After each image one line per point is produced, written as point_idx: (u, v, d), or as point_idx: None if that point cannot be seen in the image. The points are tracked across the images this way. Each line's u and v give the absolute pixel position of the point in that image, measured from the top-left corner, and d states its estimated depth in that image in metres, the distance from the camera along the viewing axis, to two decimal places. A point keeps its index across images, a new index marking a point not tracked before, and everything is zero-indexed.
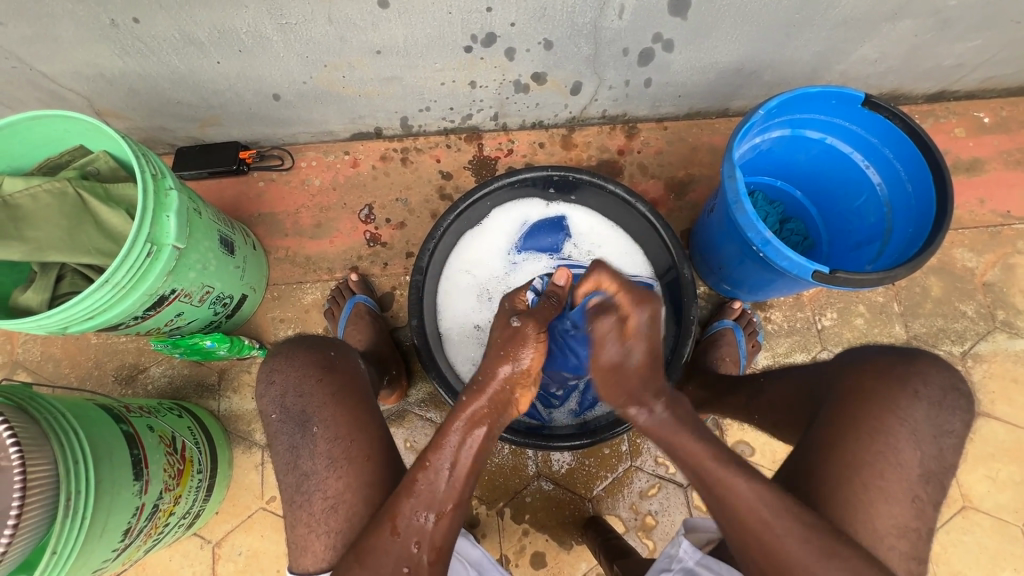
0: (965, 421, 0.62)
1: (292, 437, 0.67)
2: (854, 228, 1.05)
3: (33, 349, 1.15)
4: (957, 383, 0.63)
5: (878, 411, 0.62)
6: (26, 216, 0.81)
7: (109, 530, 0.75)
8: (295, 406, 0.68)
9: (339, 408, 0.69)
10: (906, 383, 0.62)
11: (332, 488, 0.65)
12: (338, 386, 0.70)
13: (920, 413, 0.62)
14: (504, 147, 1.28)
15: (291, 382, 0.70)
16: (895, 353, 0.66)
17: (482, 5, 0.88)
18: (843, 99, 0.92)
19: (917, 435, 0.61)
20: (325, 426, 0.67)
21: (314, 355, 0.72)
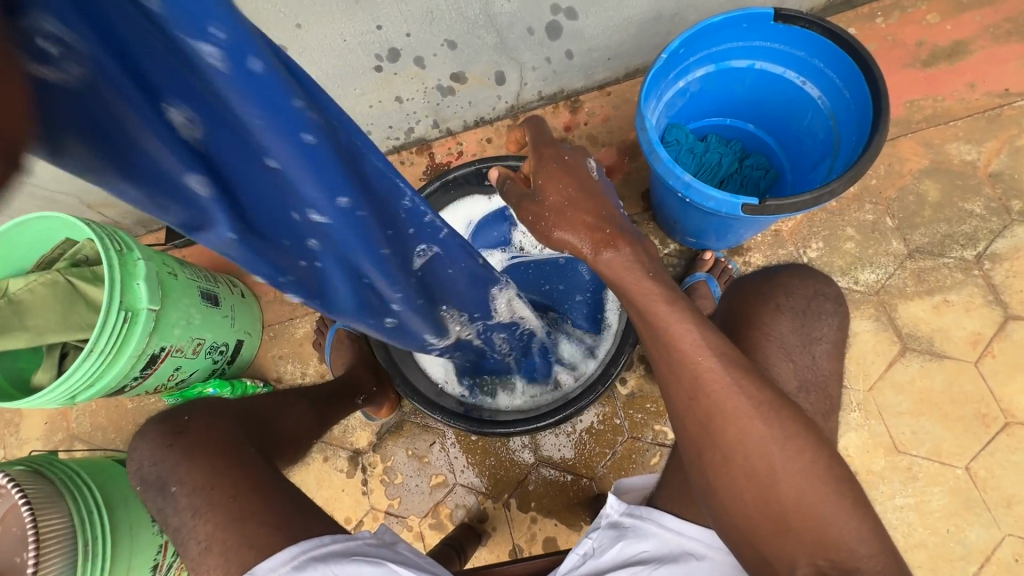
0: (835, 325, 0.70)
1: (156, 501, 0.72)
2: (811, 149, 0.99)
3: (84, 422, 1.31)
4: (820, 289, 0.72)
5: (750, 334, 0.68)
6: (27, 307, 0.93)
7: (135, 568, 0.85)
8: (152, 474, 0.73)
9: (191, 464, 0.71)
10: (770, 299, 0.70)
11: (203, 531, 0.68)
12: (187, 447, 0.73)
13: (786, 325, 0.68)
14: (454, 151, 1.30)
15: (145, 455, 0.74)
16: (762, 276, 0.74)
17: (371, 25, 0.92)
18: (752, 20, 0.87)
19: (788, 347, 0.67)
20: (182, 482, 0.70)
21: (162, 428, 0.75)
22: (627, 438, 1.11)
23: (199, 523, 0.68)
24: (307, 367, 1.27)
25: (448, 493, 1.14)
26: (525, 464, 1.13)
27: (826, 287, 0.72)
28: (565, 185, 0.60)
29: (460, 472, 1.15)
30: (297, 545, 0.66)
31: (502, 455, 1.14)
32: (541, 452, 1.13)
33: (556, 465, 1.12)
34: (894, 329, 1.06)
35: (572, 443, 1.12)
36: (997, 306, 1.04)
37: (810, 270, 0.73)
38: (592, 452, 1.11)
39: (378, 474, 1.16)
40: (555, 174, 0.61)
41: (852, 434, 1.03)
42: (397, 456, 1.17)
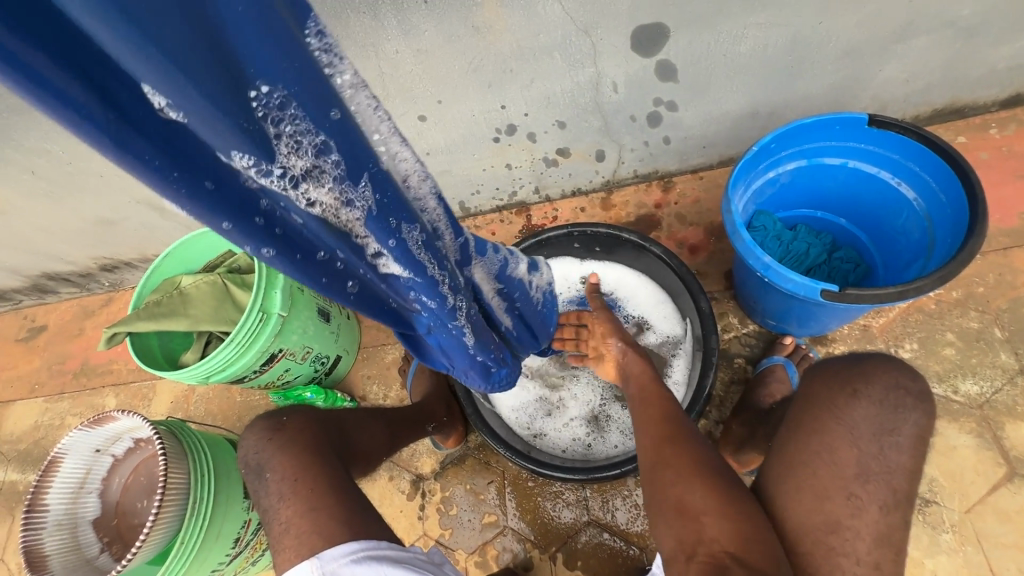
0: (917, 424, 0.66)
1: (254, 485, 0.78)
2: (904, 247, 0.99)
3: (200, 407, 1.52)
4: (904, 382, 0.68)
5: (821, 414, 0.69)
6: (191, 299, 1.15)
7: (222, 536, 0.97)
8: (255, 460, 0.79)
9: (285, 455, 0.77)
10: (845, 384, 0.69)
11: (284, 515, 0.72)
12: (286, 440, 0.79)
13: (860, 411, 0.67)
14: (549, 215, 1.44)
15: (251, 443, 0.81)
16: (846, 360, 0.74)
17: (497, 104, 1.09)
18: (846, 123, 0.92)
19: (856, 435, 0.66)
20: (274, 471, 0.76)
21: (267, 423, 0.83)
22: None
23: (283, 506, 0.73)
24: (390, 390, 1.39)
25: (497, 535, 1.17)
26: (577, 520, 1.14)
27: (911, 381, 0.69)
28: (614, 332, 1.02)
29: (512, 515, 1.17)
30: (358, 542, 0.67)
31: (555, 508, 1.16)
32: (595, 513, 1.13)
33: (610, 529, 1.11)
34: (1000, 450, 0.97)
35: (628, 509, 1.12)
36: None
37: (895, 362, 0.71)
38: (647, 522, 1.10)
39: (435, 502, 1.22)
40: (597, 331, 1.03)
41: (943, 558, 0.94)
42: (456, 488, 1.22)
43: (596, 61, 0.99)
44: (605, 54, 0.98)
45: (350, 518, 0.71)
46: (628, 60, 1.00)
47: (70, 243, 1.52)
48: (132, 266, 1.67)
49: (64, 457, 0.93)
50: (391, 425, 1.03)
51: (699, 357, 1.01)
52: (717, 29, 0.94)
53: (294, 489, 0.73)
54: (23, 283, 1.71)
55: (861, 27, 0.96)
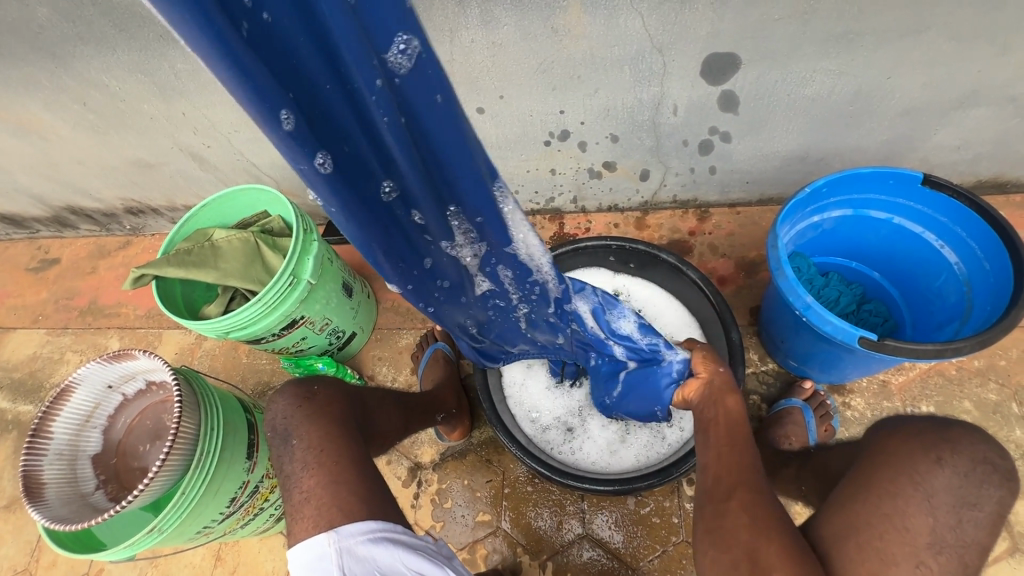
0: (1000, 503, 0.60)
1: (278, 448, 0.78)
2: (937, 309, 1.00)
3: (204, 362, 1.50)
4: (991, 458, 0.62)
5: (894, 475, 0.62)
6: (222, 253, 1.14)
7: (220, 493, 0.96)
8: (281, 425, 0.79)
9: (313, 425, 0.78)
10: (929, 449, 0.63)
11: (306, 484, 0.72)
12: (314, 410, 0.80)
13: (942, 481, 0.60)
14: (582, 226, 1.45)
15: (280, 409, 0.81)
16: (928, 423, 0.67)
17: (556, 109, 1.10)
18: (900, 179, 0.94)
19: (934, 503, 0.59)
20: (301, 438, 0.76)
21: (298, 390, 0.83)
22: (680, 539, 1.08)
23: (306, 475, 0.72)
24: (398, 374, 1.38)
25: (488, 534, 1.16)
26: (572, 532, 1.13)
27: (998, 458, 0.62)
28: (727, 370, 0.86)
29: (505, 518, 1.16)
30: (375, 521, 0.67)
31: (549, 515, 1.15)
32: (589, 528, 1.12)
33: (602, 546, 1.10)
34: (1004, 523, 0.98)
35: (624, 529, 1.11)
36: None
37: (984, 435, 0.64)
38: (641, 543, 1.09)
39: (430, 493, 1.21)
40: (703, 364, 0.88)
41: None
42: (453, 483, 1.21)
43: (662, 81, 1.00)
44: (673, 76, 0.99)
45: (370, 496, 0.71)
46: (693, 85, 1.01)
47: (102, 179, 1.51)
48: (157, 214, 1.66)
49: (76, 388, 0.93)
50: (406, 409, 1.03)
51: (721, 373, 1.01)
52: (787, 69, 0.96)
53: (319, 460, 0.73)
54: (45, 214, 1.70)
55: (927, 87, 0.97)
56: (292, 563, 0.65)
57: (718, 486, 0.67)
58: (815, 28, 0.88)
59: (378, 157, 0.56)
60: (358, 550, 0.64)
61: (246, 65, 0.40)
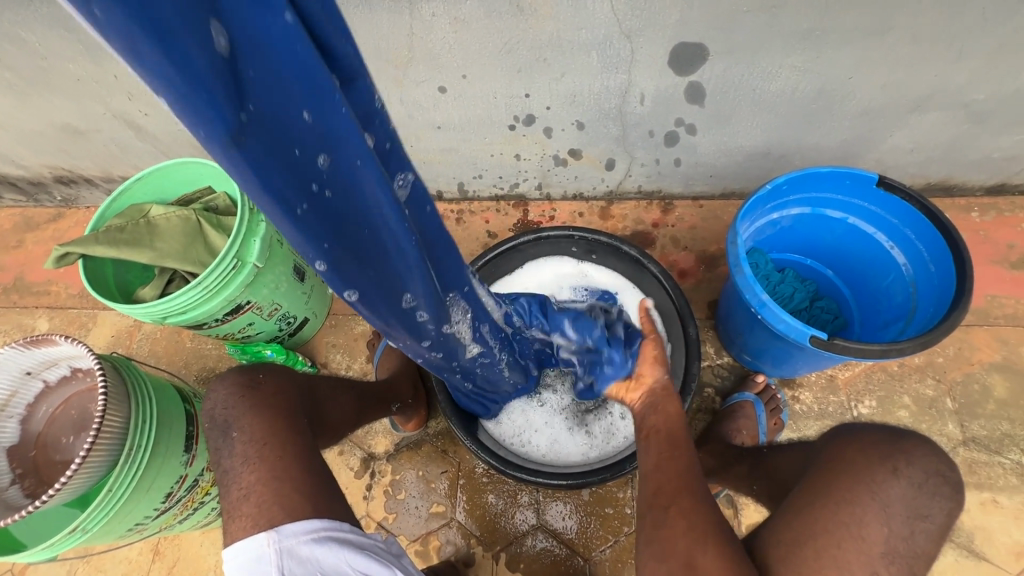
0: (946, 510, 0.62)
1: (216, 441, 0.73)
2: (884, 308, 1.03)
3: (143, 346, 1.42)
4: (944, 470, 0.64)
5: (852, 483, 0.63)
6: (159, 231, 1.06)
7: (153, 488, 0.90)
8: (221, 416, 0.74)
9: (257, 417, 0.73)
10: (887, 460, 0.64)
11: (245, 480, 0.67)
12: (257, 400, 0.74)
13: (898, 491, 0.62)
14: (546, 214, 1.42)
15: (220, 397, 0.76)
16: (885, 433, 0.69)
17: (521, 92, 1.06)
18: (856, 179, 0.94)
19: (889, 513, 0.61)
20: (242, 431, 0.71)
21: (239, 377, 0.77)
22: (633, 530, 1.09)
23: (246, 471, 0.68)
24: (353, 362, 1.34)
25: (442, 526, 1.14)
26: (527, 523, 1.12)
27: (949, 470, 0.64)
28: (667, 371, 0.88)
29: (460, 509, 1.15)
30: (321, 520, 0.64)
31: (505, 506, 1.14)
32: (544, 518, 1.12)
33: (556, 536, 1.11)
34: None
35: (578, 518, 1.11)
36: None
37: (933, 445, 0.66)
38: (594, 532, 1.10)
39: (383, 484, 1.18)
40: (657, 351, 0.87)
41: None
42: (407, 474, 1.19)
43: (630, 69, 0.98)
44: (641, 64, 0.96)
45: (314, 493, 0.67)
46: (661, 75, 0.99)
47: (26, 145, 1.38)
48: (92, 185, 1.54)
49: None
50: (360, 398, 0.99)
51: (676, 367, 1.02)
52: (753, 64, 0.95)
53: (261, 454, 0.69)
54: None
55: (886, 89, 0.98)
56: (228, 563, 0.61)
57: (661, 492, 0.68)
58: (783, 23, 0.86)
59: (360, 270, 0.52)
60: (301, 551, 0.61)
61: (266, 174, 0.37)
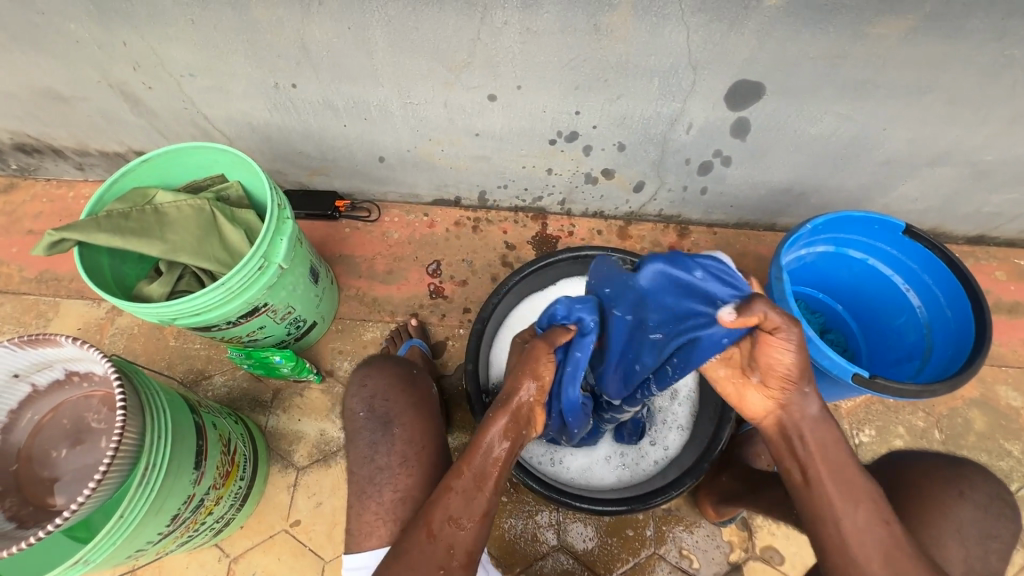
0: (1011, 530, 0.71)
1: (374, 434, 0.85)
2: (894, 346, 1.10)
3: (117, 343, 1.27)
4: (1002, 492, 0.73)
5: (927, 510, 0.71)
6: (170, 222, 0.96)
7: (162, 511, 0.80)
8: (380, 408, 0.87)
9: (416, 417, 0.87)
10: (953, 484, 0.72)
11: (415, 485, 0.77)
12: (414, 401, 0.89)
13: (967, 515, 0.71)
14: (565, 229, 1.41)
15: (381, 387, 0.89)
16: (942, 457, 0.77)
17: (572, 109, 1.05)
18: (885, 225, 1.00)
19: (963, 535, 0.70)
20: (406, 430, 0.85)
21: (395, 375, 0.91)
22: (652, 551, 1.10)
23: None
24: None
25: None
26: (546, 544, 1.11)
27: (1006, 492, 0.73)
28: (812, 389, 0.65)
29: None
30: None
31: (526, 526, 1.12)
32: (565, 537, 1.11)
33: (576, 556, 1.10)
34: None
35: (599, 539, 1.11)
36: None
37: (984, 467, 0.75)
38: (614, 553, 1.10)
39: None
40: (776, 375, 0.63)
41: None
42: None
43: (687, 99, 0.99)
44: (698, 95, 0.98)
45: None
46: (713, 108, 1.01)
47: None
48: (60, 156, 1.36)
49: None
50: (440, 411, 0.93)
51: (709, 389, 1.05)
52: (801, 107, 0.99)
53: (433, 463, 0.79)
54: None
55: (912, 143, 1.05)
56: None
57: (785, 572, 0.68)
58: (840, 73, 0.91)
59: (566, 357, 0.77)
60: None
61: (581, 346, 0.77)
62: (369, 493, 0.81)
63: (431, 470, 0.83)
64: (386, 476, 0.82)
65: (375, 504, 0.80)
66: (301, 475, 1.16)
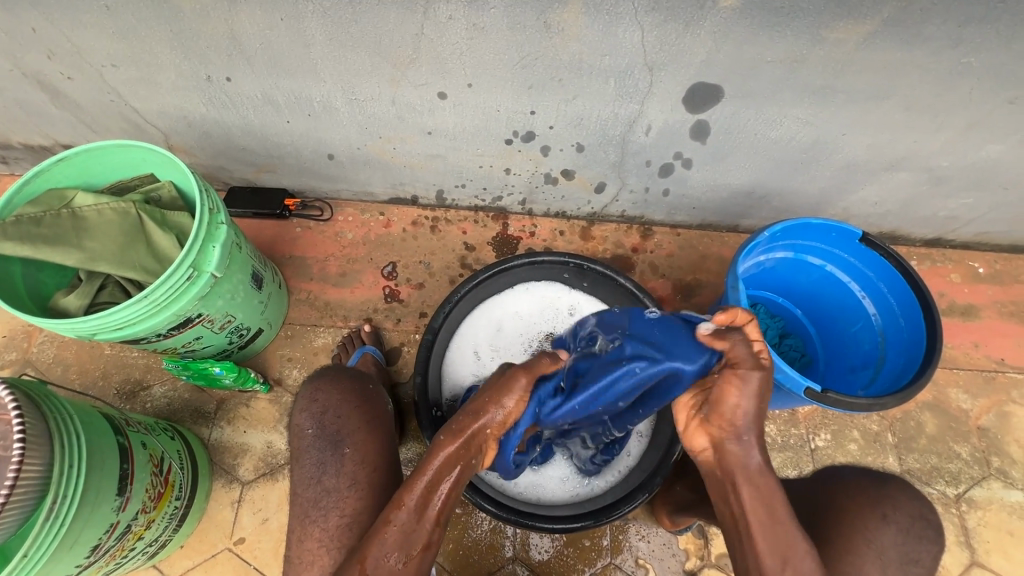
0: (931, 553, 0.72)
1: (322, 453, 0.78)
2: (849, 352, 1.10)
3: (47, 351, 1.19)
4: (926, 514, 0.74)
5: (851, 532, 0.72)
6: (89, 227, 0.89)
7: (76, 545, 0.75)
8: (332, 425, 0.81)
9: (369, 436, 0.81)
10: (876, 507, 0.73)
11: (348, 507, 0.73)
12: (369, 417, 0.83)
13: (888, 538, 0.71)
14: (527, 229, 1.36)
15: (333, 403, 0.83)
16: (868, 476, 0.79)
17: (527, 108, 1.00)
18: (842, 233, 0.99)
19: (884, 560, 0.70)
20: (355, 449, 0.78)
21: (350, 390, 0.85)
22: (608, 560, 1.08)
23: None
24: None
25: None
26: (501, 556, 1.08)
27: (929, 513, 0.74)
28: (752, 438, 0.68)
29: None
30: None
31: (481, 538, 1.09)
32: (521, 548, 1.09)
33: (531, 567, 1.08)
34: None
35: (555, 549, 1.09)
36: (966, 548, 1.12)
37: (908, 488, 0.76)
38: (570, 564, 1.08)
39: None
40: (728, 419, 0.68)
41: None
42: None
43: (644, 101, 0.95)
44: (656, 97, 0.94)
45: None
46: (672, 110, 0.97)
47: None
48: None
49: None
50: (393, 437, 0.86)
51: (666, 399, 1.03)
52: (761, 110, 0.96)
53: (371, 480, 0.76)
54: None
55: (871, 148, 1.04)
56: None
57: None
58: (799, 77, 0.88)
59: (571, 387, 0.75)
60: None
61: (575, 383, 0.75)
62: (313, 518, 0.74)
63: (381, 493, 0.75)
64: (333, 499, 0.74)
65: (319, 530, 0.72)
66: (246, 491, 1.11)
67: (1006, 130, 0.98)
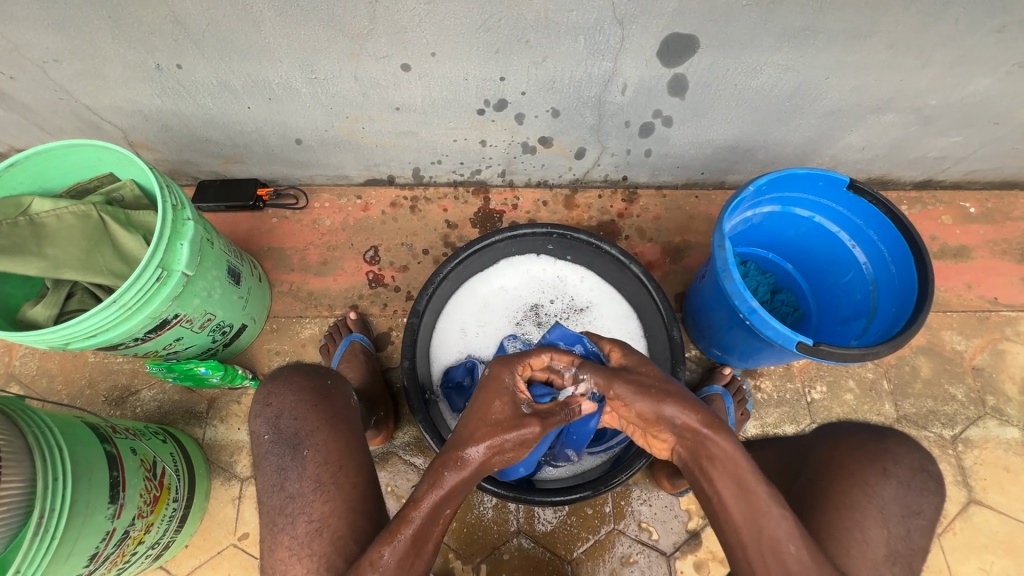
0: (933, 505, 0.71)
1: (284, 458, 0.75)
2: (842, 303, 1.09)
3: (30, 363, 1.17)
4: (926, 466, 0.74)
5: (850, 486, 0.71)
6: (49, 234, 0.86)
7: (73, 556, 0.75)
8: (289, 428, 0.78)
9: (330, 435, 0.78)
10: (876, 463, 0.73)
11: (319, 511, 0.71)
12: (332, 413, 0.80)
13: (889, 491, 0.71)
14: (509, 202, 1.33)
15: (289, 404, 0.80)
16: (869, 432, 0.78)
17: (496, 74, 0.96)
18: (829, 181, 0.96)
19: (886, 515, 0.69)
20: (318, 449, 0.76)
21: (310, 387, 0.82)
22: (612, 527, 1.09)
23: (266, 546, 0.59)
24: None
25: None
26: (507, 530, 1.09)
27: (930, 465, 0.74)
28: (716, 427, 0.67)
29: None
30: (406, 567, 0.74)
31: (484, 514, 1.10)
32: (527, 521, 1.10)
33: (535, 538, 1.09)
34: None
35: (559, 518, 1.10)
36: (964, 487, 1.13)
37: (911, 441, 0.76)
38: (574, 532, 1.09)
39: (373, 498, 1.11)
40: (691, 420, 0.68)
41: None
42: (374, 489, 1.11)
43: (618, 57, 0.91)
44: (630, 52, 0.90)
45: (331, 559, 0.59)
46: (647, 65, 0.93)
47: None
48: None
49: None
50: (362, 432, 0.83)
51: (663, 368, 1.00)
52: (738, 59, 0.92)
53: (338, 479, 0.74)
54: None
55: (855, 91, 1.00)
56: None
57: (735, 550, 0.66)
58: (777, 21, 0.84)
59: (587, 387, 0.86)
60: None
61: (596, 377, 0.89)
62: (283, 524, 0.71)
63: (353, 491, 0.73)
64: (300, 504, 0.72)
65: (288, 537, 0.70)
66: (246, 487, 1.11)
67: (994, 61, 0.94)
